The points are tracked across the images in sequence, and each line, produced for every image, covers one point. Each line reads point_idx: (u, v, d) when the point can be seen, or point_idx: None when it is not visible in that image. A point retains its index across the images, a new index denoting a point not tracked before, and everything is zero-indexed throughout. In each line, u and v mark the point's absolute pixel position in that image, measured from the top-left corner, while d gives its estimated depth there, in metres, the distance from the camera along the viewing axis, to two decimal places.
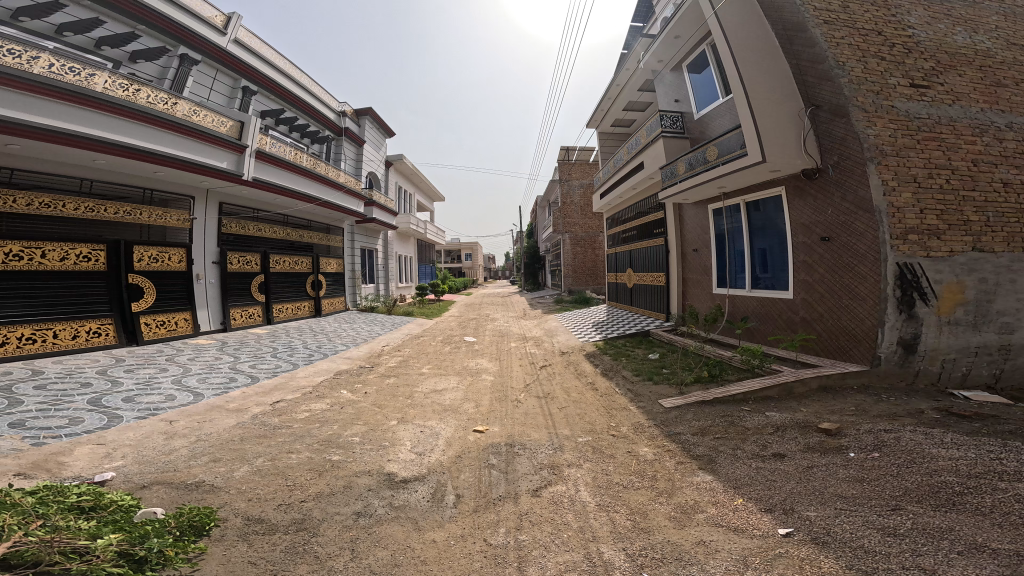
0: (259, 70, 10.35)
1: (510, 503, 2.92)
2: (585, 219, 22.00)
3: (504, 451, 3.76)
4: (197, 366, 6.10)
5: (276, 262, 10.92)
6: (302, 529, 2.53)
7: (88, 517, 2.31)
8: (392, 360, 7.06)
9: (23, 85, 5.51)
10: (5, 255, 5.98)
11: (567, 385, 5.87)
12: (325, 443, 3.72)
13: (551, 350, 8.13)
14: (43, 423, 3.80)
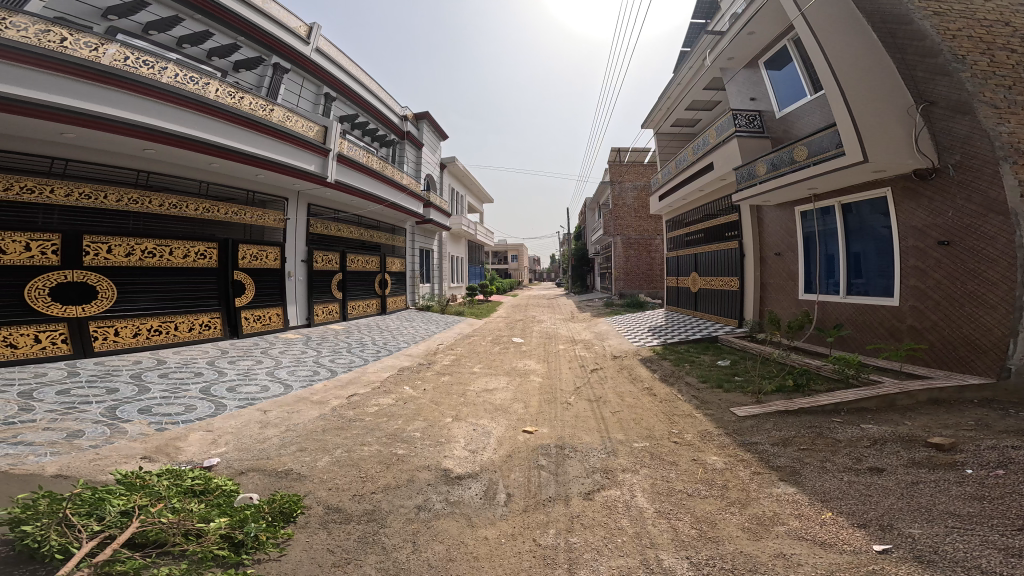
0: (338, 78, 10.88)
1: (561, 504, 2.93)
2: (641, 222, 21.65)
3: (553, 453, 3.75)
4: (286, 360, 6.48)
5: (352, 260, 11.41)
6: (370, 520, 2.63)
7: (198, 500, 2.56)
8: (446, 359, 7.20)
9: (157, 95, 6.03)
10: (141, 252, 6.58)
11: (621, 389, 5.78)
12: (392, 437, 3.84)
13: (602, 353, 8.02)
14: (163, 410, 4.19)
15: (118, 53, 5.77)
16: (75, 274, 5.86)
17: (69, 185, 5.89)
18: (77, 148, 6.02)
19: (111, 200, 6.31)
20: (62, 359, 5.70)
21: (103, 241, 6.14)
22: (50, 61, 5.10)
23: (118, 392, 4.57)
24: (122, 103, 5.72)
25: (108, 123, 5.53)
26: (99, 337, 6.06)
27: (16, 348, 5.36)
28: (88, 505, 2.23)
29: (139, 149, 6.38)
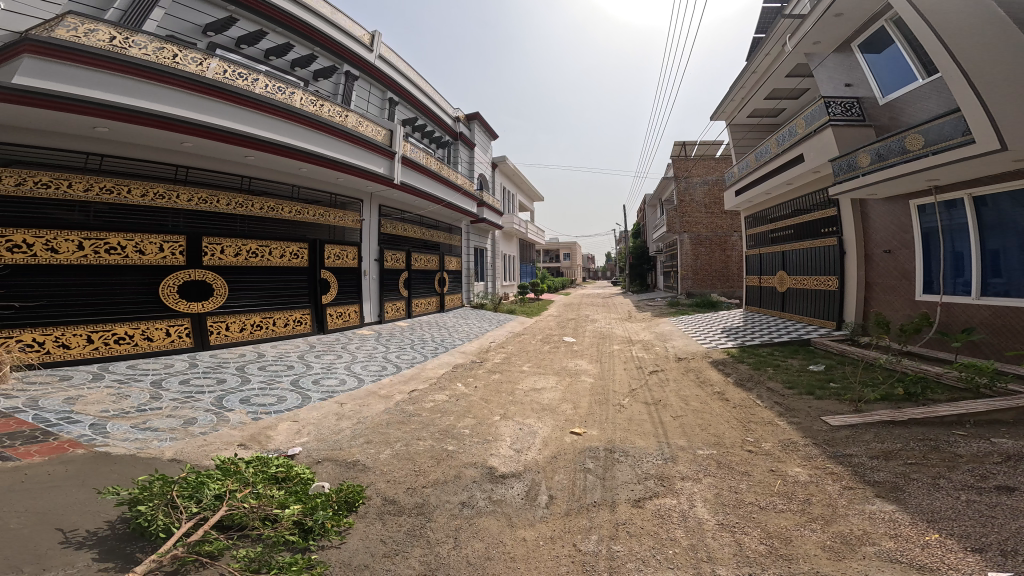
0: (400, 83, 11.34)
1: (606, 510, 2.85)
2: (713, 218, 20.66)
3: (602, 457, 3.66)
4: (360, 354, 6.83)
5: (415, 260, 11.83)
6: (419, 513, 2.70)
7: (279, 487, 2.74)
8: (497, 357, 7.26)
9: (254, 106, 6.52)
10: (248, 253, 7.18)
11: (685, 393, 5.54)
12: (444, 433, 3.93)
13: (664, 355, 7.73)
14: (259, 400, 4.54)
15: (217, 66, 6.30)
16: (196, 272, 6.49)
17: (187, 191, 6.50)
18: (193, 157, 6.63)
19: (221, 204, 6.90)
20: (184, 351, 6.32)
21: (217, 241, 6.76)
22: (172, 77, 5.65)
23: (223, 383, 5.02)
24: (227, 113, 6.24)
25: (218, 132, 6.05)
26: (214, 331, 6.67)
27: (151, 340, 5.98)
28: (191, 487, 2.45)
29: (241, 157, 6.93)
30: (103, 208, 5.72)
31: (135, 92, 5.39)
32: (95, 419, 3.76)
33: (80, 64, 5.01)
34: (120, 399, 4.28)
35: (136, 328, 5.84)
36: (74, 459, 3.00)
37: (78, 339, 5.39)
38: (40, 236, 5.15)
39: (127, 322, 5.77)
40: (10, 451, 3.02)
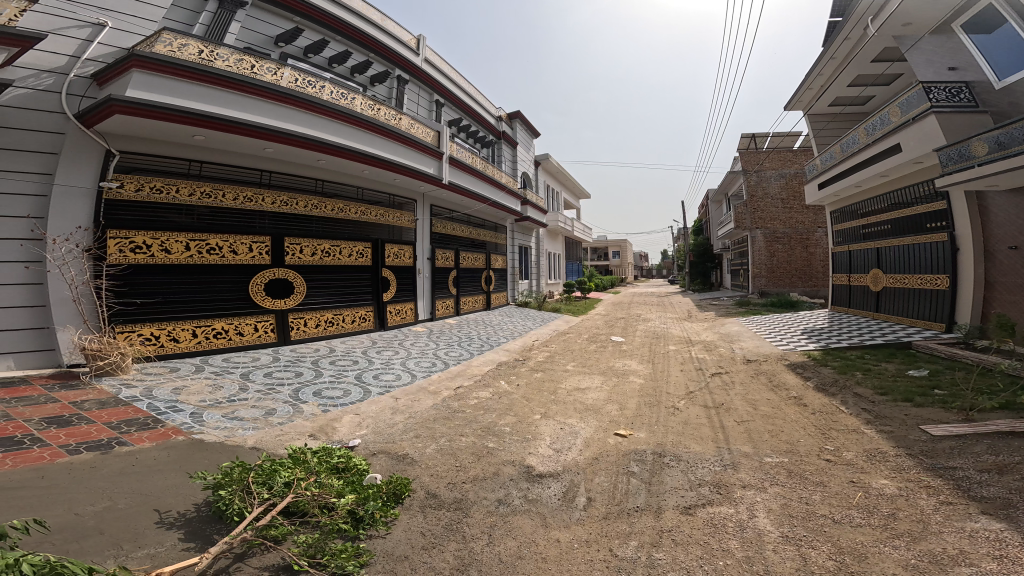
0: (447, 86, 11.67)
1: (648, 517, 2.77)
2: (789, 214, 19.37)
3: (649, 460, 3.55)
4: (414, 350, 7.07)
5: (464, 258, 12.09)
6: (457, 508, 2.75)
7: (339, 477, 2.86)
8: (541, 355, 7.21)
9: (325, 113, 6.88)
10: (323, 253, 7.62)
11: (754, 398, 5.24)
12: (485, 430, 3.96)
13: (729, 357, 7.32)
14: (327, 394, 4.80)
15: (287, 75, 6.68)
16: (279, 271, 6.98)
17: (270, 195, 6.96)
18: (274, 163, 7.08)
19: (298, 207, 7.33)
20: (268, 345, 6.81)
21: (296, 241, 7.22)
22: (256, 87, 6.06)
23: (300, 375, 5.35)
24: (302, 120, 6.62)
25: (296, 138, 6.43)
26: (295, 326, 7.17)
27: (242, 335, 6.53)
28: (264, 474, 2.64)
29: (313, 162, 7.32)
30: (203, 211, 6.26)
31: (226, 102, 5.82)
32: (192, 408, 4.15)
33: (182, 78, 5.48)
34: (215, 390, 4.68)
35: (231, 323, 6.40)
36: (175, 446, 3.33)
37: (186, 333, 5.99)
38: (154, 237, 5.74)
39: (223, 318, 6.32)
40: (126, 438, 3.44)
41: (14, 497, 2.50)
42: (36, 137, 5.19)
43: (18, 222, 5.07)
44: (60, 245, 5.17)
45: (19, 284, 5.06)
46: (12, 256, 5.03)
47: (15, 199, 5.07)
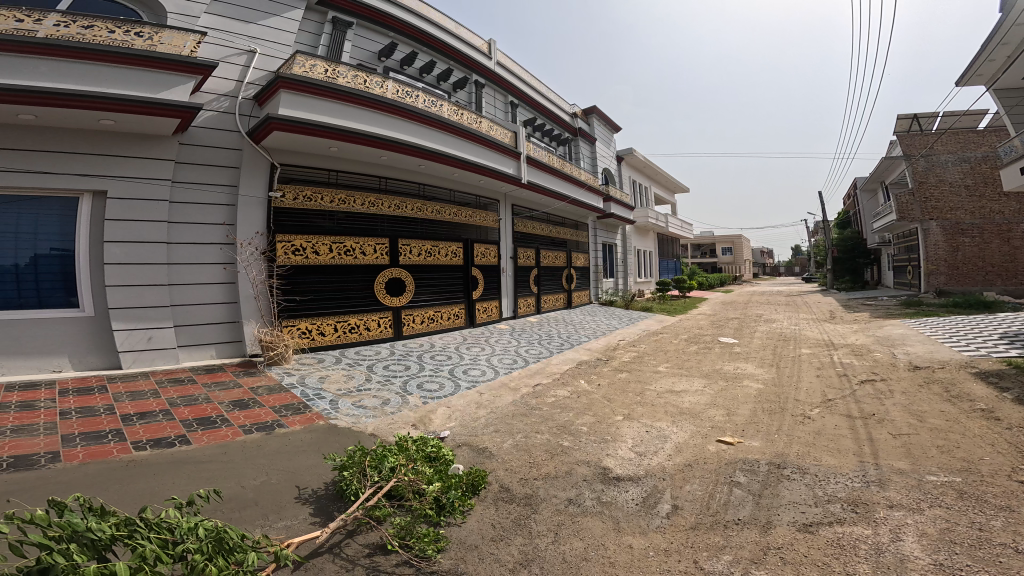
0: (520, 87, 11.36)
1: (752, 531, 2.48)
2: (977, 200, 15.84)
3: (763, 471, 3.15)
4: (498, 347, 6.95)
5: (544, 256, 11.53)
6: (527, 504, 2.77)
7: (431, 466, 2.97)
8: (628, 356, 6.61)
9: (431, 123, 6.97)
10: (426, 253, 7.75)
11: (916, 408, 4.30)
12: (561, 429, 3.83)
13: (886, 363, 6.08)
14: (426, 386, 4.92)
15: (392, 87, 6.68)
16: (395, 270, 7.24)
17: (387, 199, 7.20)
18: (384, 169, 7.21)
19: (407, 208, 7.52)
20: (385, 339, 7.09)
21: (409, 242, 7.48)
22: (372, 101, 6.16)
23: (408, 367, 5.51)
24: (409, 129, 6.68)
25: (408, 147, 6.52)
26: (407, 322, 7.41)
27: (368, 330, 6.86)
28: (376, 458, 2.80)
29: (414, 167, 7.36)
30: (341, 215, 6.62)
31: (349, 116, 5.99)
32: (331, 395, 4.46)
33: (318, 96, 5.72)
34: (348, 378, 5.07)
35: (359, 320, 6.74)
36: (316, 430, 3.64)
37: (330, 327, 6.42)
38: (307, 240, 6.23)
39: (355, 314, 6.68)
40: (283, 420, 3.83)
41: (202, 469, 2.96)
42: (225, 154, 5.83)
43: (215, 229, 5.75)
44: (243, 249, 5.80)
45: (217, 283, 5.74)
46: (212, 258, 5.72)
47: (212, 209, 5.75)
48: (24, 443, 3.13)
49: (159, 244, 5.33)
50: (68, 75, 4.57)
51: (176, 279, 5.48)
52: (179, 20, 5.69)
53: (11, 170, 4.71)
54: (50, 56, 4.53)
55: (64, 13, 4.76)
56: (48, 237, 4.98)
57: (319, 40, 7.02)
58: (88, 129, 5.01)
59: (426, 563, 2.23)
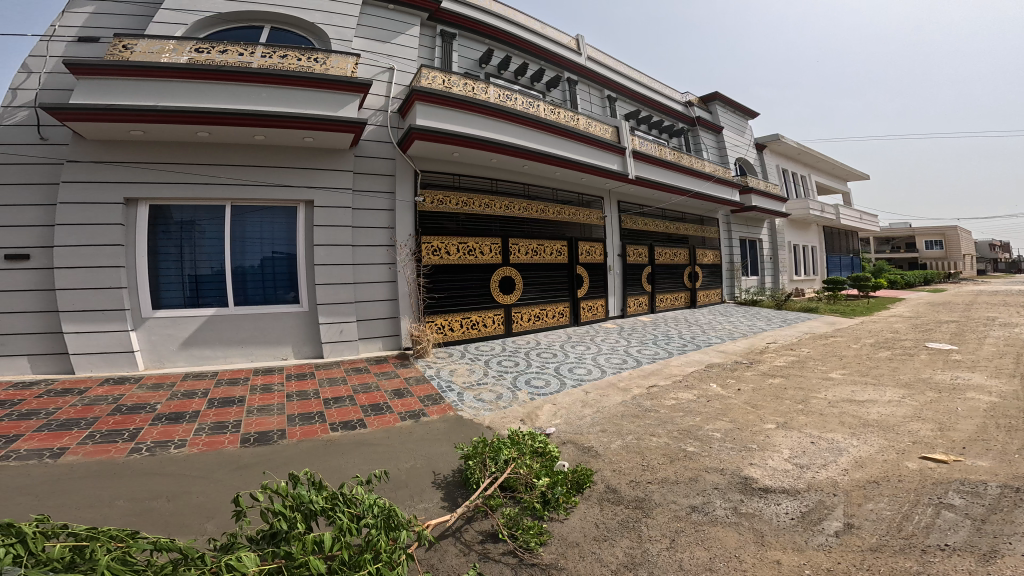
0: (618, 80, 10.66)
1: (966, 559, 1.92)
2: None
3: (985, 493, 2.39)
4: (606, 347, 6.17)
5: (659, 253, 10.42)
6: (637, 507, 2.76)
7: (538, 460, 2.97)
8: (781, 359, 5.43)
9: (538, 125, 6.87)
10: (534, 252, 7.63)
11: None
12: (686, 432, 3.47)
13: None
14: (533, 381, 4.90)
15: (494, 92, 6.72)
16: (507, 269, 7.20)
17: (499, 200, 7.18)
18: (492, 171, 7.18)
19: (517, 209, 7.42)
20: (496, 336, 7.11)
21: (521, 241, 7.41)
22: (479, 106, 6.19)
23: (518, 363, 5.37)
24: (511, 132, 6.59)
25: (514, 149, 6.42)
26: (518, 319, 7.35)
27: (482, 327, 6.92)
28: (493, 450, 2.93)
29: (519, 168, 7.23)
30: (463, 217, 6.78)
31: (461, 121, 6.11)
32: (459, 388, 4.54)
33: (436, 104, 5.87)
34: (469, 372, 5.14)
35: (474, 316, 6.83)
36: (449, 420, 3.78)
37: (455, 323, 6.63)
38: (443, 241, 6.52)
39: (475, 310, 6.81)
40: (426, 409, 4.03)
41: (369, 448, 3.31)
42: (388, 163, 6.30)
43: (382, 232, 6.20)
44: (401, 252, 6.19)
45: (383, 282, 6.16)
46: (381, 259, 6.17)
47: (382, 213, 6.22)
48: (257, 421, 3.65)
49: (345, 246, 5.85)
50: (277, 99, 5.27)
51: (359, 277, 6.01)
52: (343, 44, 6.25)
53: (248, 183, 5.54)
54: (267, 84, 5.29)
55: (267, 45, 5.58)
56: (274, 241, 5.74)
57: (434, 52, 7.49)
58: (298, 145, 5.72)
59: (529, 555, 2.32)
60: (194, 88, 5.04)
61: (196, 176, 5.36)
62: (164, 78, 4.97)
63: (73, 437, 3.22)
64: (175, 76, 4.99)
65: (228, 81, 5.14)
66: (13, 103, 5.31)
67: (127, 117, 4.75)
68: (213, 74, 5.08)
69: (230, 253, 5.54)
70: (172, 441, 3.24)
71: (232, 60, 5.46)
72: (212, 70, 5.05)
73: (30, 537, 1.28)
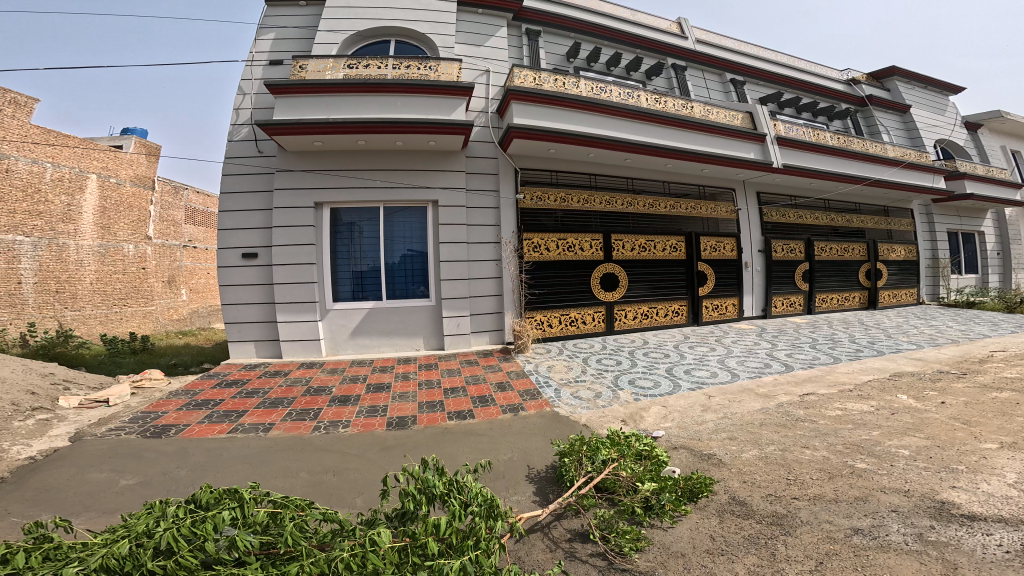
0: (740, 60, 9.16)
1: None
2: None
3: None
4: (738, 348, 5.47)
5: (822, 249, 8.88)
6: (774, 523, 2.36)
7: (640, 465, 2.80)
8: (1010, 368, 4.06)
9: (641, 117, 6.27)
10: (641, 248, 6.99)
11: None
12: (853, 447, 2.84)
13: None
14: (639, 383, 4.43)
15: (585, 85, 6.17)
16: (610, 265, 6.72)
17: (600, 195, 6.74)
18: (592, 166, 6.73)
19: (620, 204, 6.89)
20: (596, 334, 6.69)
21: (625, 237, 6.85)
22: (572, 100, 5.81)
23: (621, 363, 4.96)
24: (612, 125, 6.11)
25: (616, 143, 5.97)
26: (619, 317, 6.82)
27: (581, 325, 6.56)
28: (591, 449, 2.84)
29: (622, 162, 6.68)
30: (560, 214, 6.46)
31: (554, 118, 5.80)
32: (556, 383, 4.48)
33: (533, 102, 5.68)
34: (567, 369, 4.97)
35: (573, 313, 6.49)
36: (545, 416, 3.70)
37: (554, 319, 6.38)
38: (543, 237, 6.30)
39: (574, 307, 6.46)
40: (524, 403, 4.02)
41: (476, 438, 3.41)
42: (488, 162, 6.16)
43: (489, 229, 6.06)
44: (505, 248, 6.04)
45: (491, 278, 6.07)
46: (488, 256, 6.05)
47: (490, 211, 6.10)
48: (395, 406, 4.09)
49: (461, 243, 5.84)
50: (411, 107, 5.32)
51: (474, 273, 5.99)
52: (448, 51, 6.04)
53: (398, 184, 5.72)
54: (403, 93, 5.33)
55: (398, 57, 5.49)
56: (411, 240, 5.86)
57: (523, 52, 7.07)
58: (428, 149, 5.75)
59: (621, 559, 2.26)
60: (340, 101, 5.24)
61: (353, 180, 5.65)
62: (319, 95, 5.20)
63: (280, 412, 4.01)
64: (328, 91, 5.20)
65: (372, 92, 5.25)
66: (238, 122, 5.82)
67: (295, 132, 5.05)
68: (358, 87, 5.22)
69: (383, 252, 5.77)
70: (342, 422, 3.80)
71: (373, 74, 5.47)
72: (357, 83, 5.17)
73: (246, 503, 1.85)
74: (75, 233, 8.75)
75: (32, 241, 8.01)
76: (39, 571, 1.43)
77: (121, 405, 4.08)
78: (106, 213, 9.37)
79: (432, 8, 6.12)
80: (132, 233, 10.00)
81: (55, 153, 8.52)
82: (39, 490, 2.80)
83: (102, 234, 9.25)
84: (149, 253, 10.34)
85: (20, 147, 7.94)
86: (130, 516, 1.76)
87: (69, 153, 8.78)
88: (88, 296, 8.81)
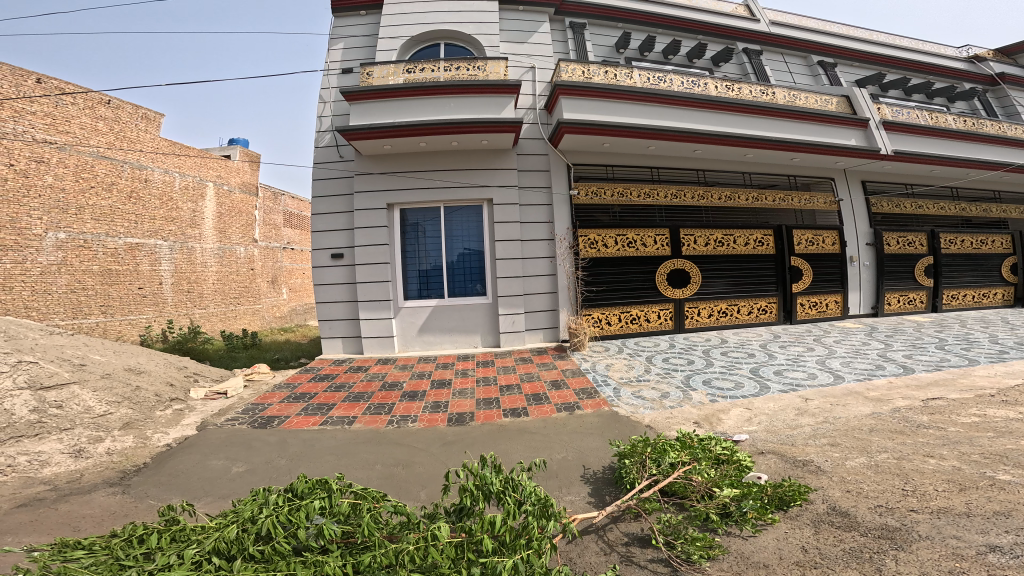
0: (825, 39, 8.51)
1: None
2: None
3: None
4: (842, 349, 4.97)
5: (950, 242, 7.84)
6: (884, 537, 1.90)
7: (716, 469, 2.42)
8: None
9: (708, 105, 6.03)
10: (714, 243, 6.62)
11: None
12: (995, 458, 2.36)
13: None
14: (716, 383, 4.07)
15: (641, 76, 6.14)
16: (679, 261, 6.45)
17: (664, 188, 6.54)
18: (655, 159, 6.58)
19: (688, 198, 6.64)
20: (664, 332, 6.45)
21: (696, 231, 6.56)
22: (626, 92, 5.76)
23: (694, 363, 4.70)
24: (677, 116, 5.98)
25: (677, 133, 5.82)
26: (691, 316, 6.49)
27: (648, 322, 6.36)
28: (656, 450, 2.53)
29: (690, 154, 6.49)
30: (619, 209, 6.41)
31: (607, 110, 5.78)
32: (615, 383, 4.31)
33: (581, 96, 5.71)
34: (630, 368, 4.77)
35: (641, 310, 6.32)
36: (602, 415, 3.60)
37: (613, 317, 6.27)
38: (600, 233, 6.22)
39: (637, 305, 6.29)
40: (579, 403, 3.91)
41: (531, 438, 3.32)
42: (541, 160, 6.25)
43: (543, 227, 6.16)
44: (559, 244, 6.11)
45: (545, 276, 6.14)
46: (543, 254, 6.13)
47: (544, 209, 6.20)
48: (453, 403, 4.17)
49: (516, 242, 5.99)
50: (467, 108, 5.60)
51: (529, 271, 6.09)
52: (495, 49, 6.40)
53: (459, 185, 5.98)
54: (456, 94, 5.61)
55: (449, 59, 5.85)
56: (468, 239, 6.11)
57: (568, 45, 7.10)
58: (482, 148, 5.97)
59: (688, 567, 1.92)
60: (399, 104, 5.63)
61: (419, 182, 5.99)
62: (387, 99, 5.61)
63: (362, 407, 4.28)
64: (395, 95, 5.61)
65: (426, 96, 5.60)
66: (322, 129, 6.38)
67: (365, 136, 5.48)
68: (415, 92, 5.59)
69: (444, 250, 6.08)
70: (410, 416, 3.95)
71: (427, 77, 5.85)
72: (412, 88, 5.54)
73: (331, 493, 1.86)
74: (200, 237, 10.28)
75: (168, 244, 9.47)
76: (169, 550, 1.61)
77: (237, 397, 4.69)
78: (222, 218, 10.97)
79: (478, 9, 6.51)
80: (242, 236, 11.62)
81: (181, 164, 9.95)
82: (172, 475, 3.12)
83: (219, 238, 10.84)
84: (256, 254, 12.01)
85: (154, 158, 9.31)
86: (239, 502, 1.86)
87: (192, 164, 10.23)
88: (210, 295, 10.37)
